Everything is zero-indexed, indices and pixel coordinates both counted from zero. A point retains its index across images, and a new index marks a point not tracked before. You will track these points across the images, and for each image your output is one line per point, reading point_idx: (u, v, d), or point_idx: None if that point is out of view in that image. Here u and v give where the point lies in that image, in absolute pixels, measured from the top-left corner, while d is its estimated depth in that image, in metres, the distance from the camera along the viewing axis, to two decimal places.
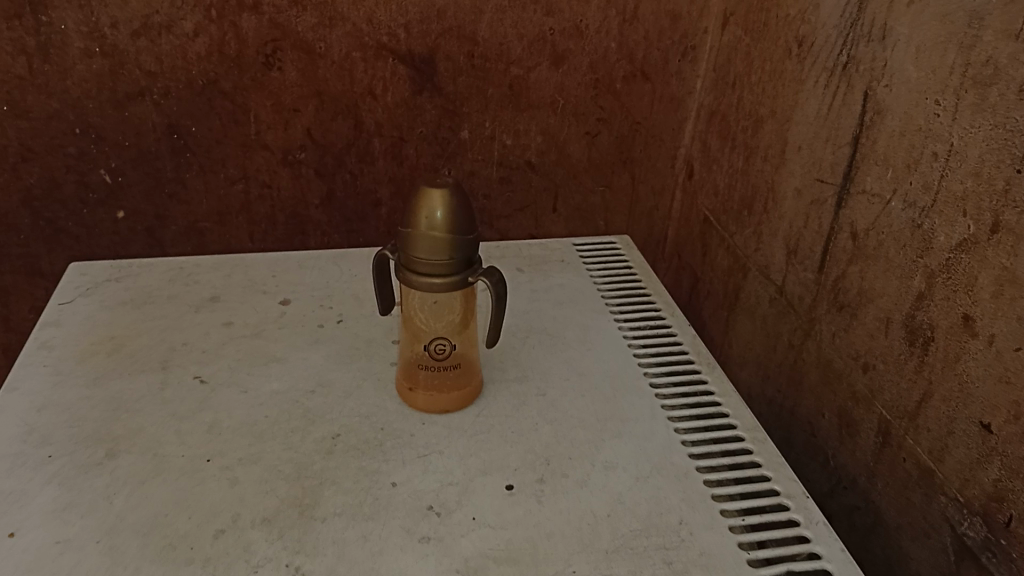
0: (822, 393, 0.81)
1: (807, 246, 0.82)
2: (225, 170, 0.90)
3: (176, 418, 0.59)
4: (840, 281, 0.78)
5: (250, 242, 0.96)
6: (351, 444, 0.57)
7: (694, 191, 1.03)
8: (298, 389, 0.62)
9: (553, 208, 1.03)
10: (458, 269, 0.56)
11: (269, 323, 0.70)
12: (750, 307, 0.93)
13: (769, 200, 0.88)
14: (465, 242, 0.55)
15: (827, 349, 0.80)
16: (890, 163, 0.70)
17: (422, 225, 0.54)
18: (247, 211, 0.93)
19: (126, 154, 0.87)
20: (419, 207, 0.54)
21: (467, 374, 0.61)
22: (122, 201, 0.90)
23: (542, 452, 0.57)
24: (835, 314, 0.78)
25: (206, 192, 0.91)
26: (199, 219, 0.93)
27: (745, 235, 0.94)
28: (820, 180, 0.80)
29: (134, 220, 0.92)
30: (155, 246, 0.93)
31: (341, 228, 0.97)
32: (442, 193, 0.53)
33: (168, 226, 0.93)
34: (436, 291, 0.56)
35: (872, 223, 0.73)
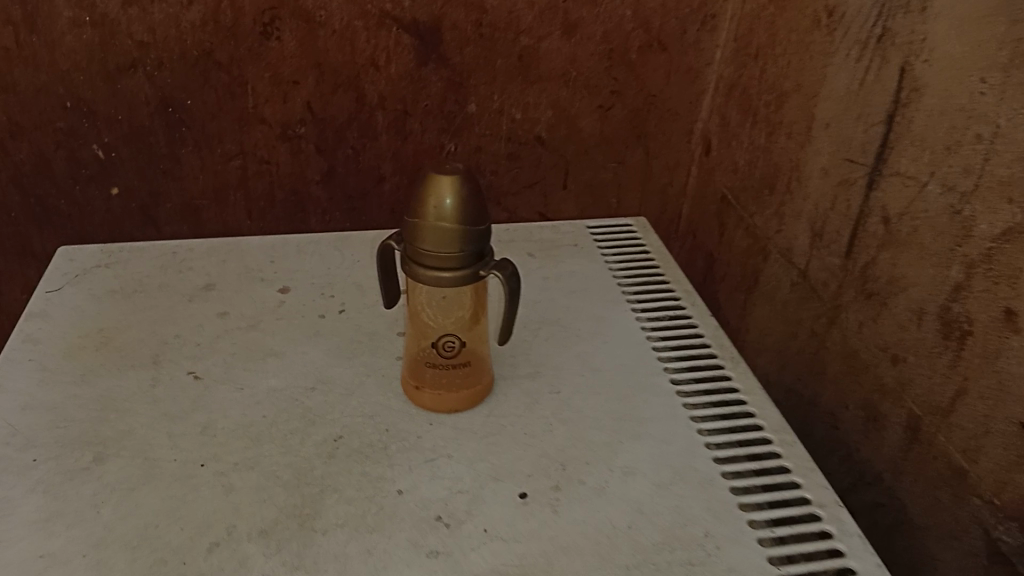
0: (847, 383, 0.77)
1: (833, 230, 0.78)
2: (222, 146, 0.86)
3: (168, 419, 0.56)
4: (869, 268, 0.73)
5: (248, 221, 0.92)
6: (353, 447, 0.54)
7: (712, 168, 0.98)
8: (298, 386, 0.59)
9: (562, 184, 0.98)
10: (468, 263, 0.52)
11: (267, 314, 0.66)
12: (769, 291, 0.89)
13: (793, 179, 0.84)
14: (476, 235, 0.51)
15: (853, 339, 0.76)
16: (927, 144, 0.65)
17: (430, 217, 0.50)
18: (245, 189, 0.89)
19: (117, 130, 0.83)
20: (427, 196, 0.50)
21: (477, 372, 0.57)
22: (115, 178, 0.86)
23: (557, 457, 0.53)
24: (863, 303, 0.74)
25: (202, 167, 0.87)
26: (195, 197, 0.89)
27: (765, 216, 0.89)
28: (850, 160, 0.75)
29: (127, 198, 0.87)
30: (150, 224, 0.89)
31: (342, 207, 0.93)
32: (452, 181, 0.49)
33: (163, 204, 0.89)
34: (444, 286, 0.52)
35: (906, 207, 0.69)
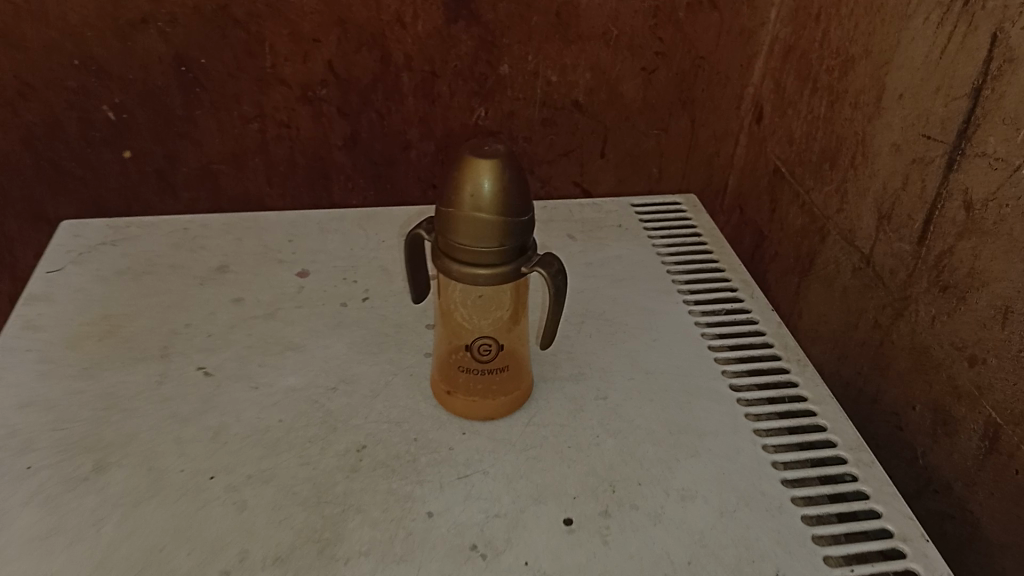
0: (915, 379, 0.65)
1: (904, 212, 0.66)
2: (240, 108, 0.78)
3: (177, 421, 0.51)
4: (944, 258, 0.62)
5: (268, 187, 0.84)
6: (378, 459, 0.48)
7: (764, 137, 0.85)
8: (318, 386, 0.53)
9: (600, 152, 0.88)
10: (509, 259, 0.46)
11: (285, 301, 0.61)
12: (827, 275, 0.77)
13: (859, 153, 0.71)
14: (519, 227, 0.45)
15: (925, 335, 0.64)
16: (1023, 121, 0.53)
17: (466, 206, 0.44)
18: (265, 154, 0.82)
19: (129, 91, 0.76)
20: (463, 182, 0.44)
21: (516, 377, 0.51)
22: (129, 140, 0.79)
23: (606, 476, 0.48)
24: (937, 294, 0.62)
25: (219, 130, 0.79)
26: (212, 161, 0.81)
27: (824, 192, 0.76)
28: (927, 137, 0.62)
29: (142, 161, 0.80)
30: (167, 190, 0.82)
31: (367, 174, 0.85)
32: (492, 164, 0.43)
33: (179, 168, 0.81)
34: (480, 284, 0.46)
35: (993, 192, 0.57)
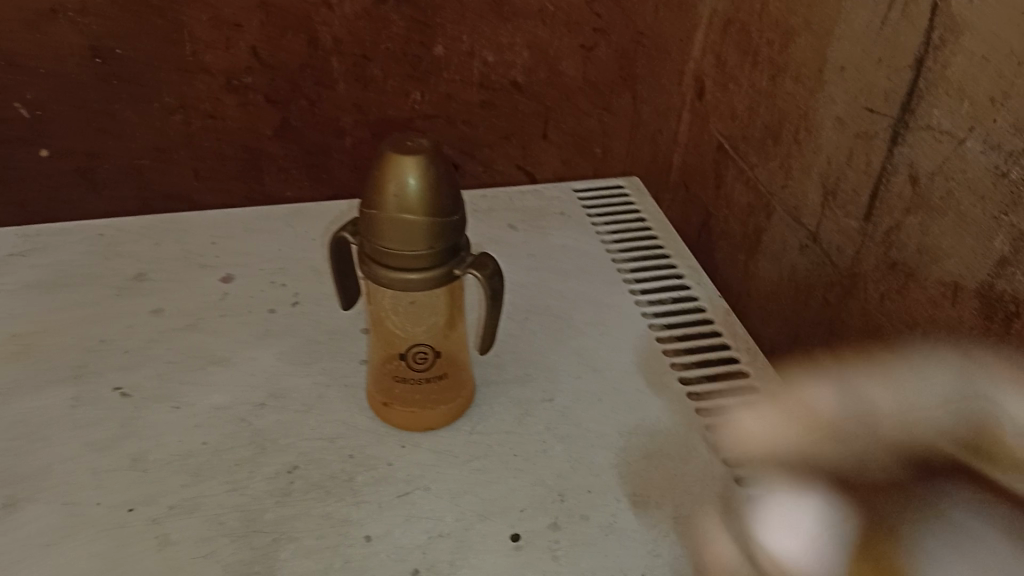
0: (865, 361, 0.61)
1: (849, 188, 0.61)
2: (160, 98, 0.70)
3: (92, 450, 0.47)
4: (894, 234, 0.57)
5: (197, 180, 0.75)
6: (312, 481, 0.45)
7: (706, 114, 0.78)
8: (247, 403, 0.50)
9: (542, 132, 0.82)
10: (441, 260, 0.43)
11: (208, 309, 0.57)
12: (775, 253, 0.71)
13: (803, 128, 0.65)
14: (450, 226, 0.42)
15: (875, 314, 0.59)
16: (967, 93, 0.49)
17: (391, 208, 0.40)
18: (192, 147, 0.73)
19: (41, 84, 0.67)
20: (386, 182, 0.40)
21: (457, 385, 0.49)
22: (44, 138, 0.69)
23: (555, 486, 0.46)
24: (887, 272, 0.58)
25: (140, 123, 0.71)
26: (136, 156, 0.72)
27: (769, 168, 0.71)
28: (872, 111, 0.58)
29: (62, 160, 0.71)
30: (91, 190, 0.73)
31: (300, 163, 0.77)
32: (417, 162, 0.40)
33: (102, 165, 0.72)
34: (412, 290, 0.43)
35: (939, 165, 0.52)
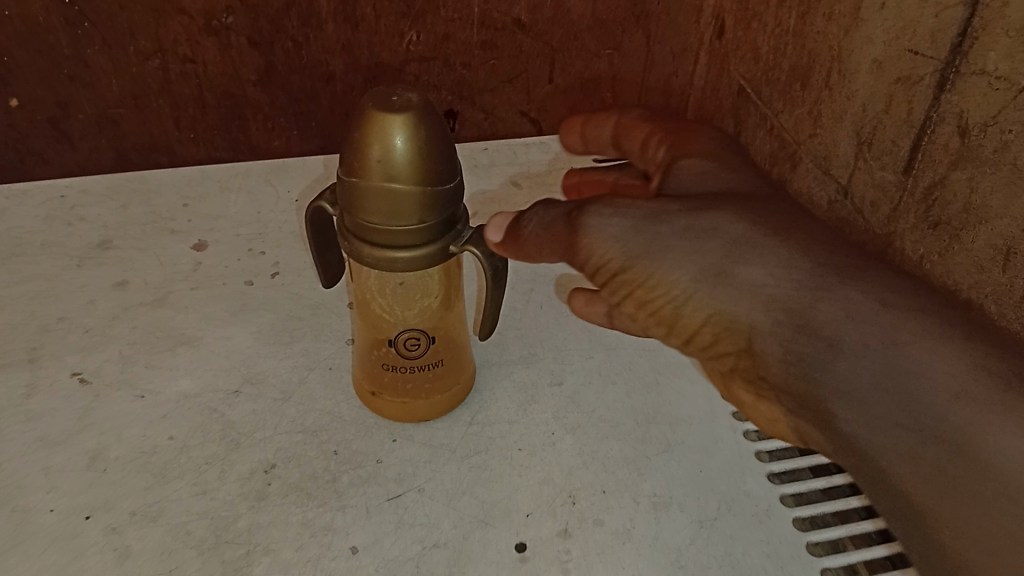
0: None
1: (889, 137, 0.53)
2: (135, 42, 0.59)
3: (46, 446, 0.41)
4: (932, 191, 0.50)
5: (177, 131, 0.64)
6: (291, 482, 0.40)
7: (727, 54, 0.70)
8: (217, 391, 0.45)
9: (548, 77, 0.70)
10: (433, 236, 0.37)
11: (177, 282, 0.51)
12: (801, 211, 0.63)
13: (835, 71, 0.57)
14: (444, 196, 0.36)
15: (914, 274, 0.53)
16: None
17: (376, 177, 0.34)
18: (170, 95, 0.62)
19: (3, 27, 0.56)
20: (368, 145, 0.34)
21: (454, 372, 0.43)
22: (12, 87, 0.59)
23: (563, 484, 0.40)
24: (926, 231, 0.50)
25: (114, 69, 0.60)
26: (109, 105, 0.62)
27: (797, 114, 0.62)
28: (914, 53, 0.49)
29: (30, 111, 0.60)
30: (65, 144, 0.63)
31: (288, 111, 0.65)
32: (405, 121, 0.34)
33: (73, 116, 0.62)
34: (400, 269, 0.37)
35: (993, 116, 0.45)
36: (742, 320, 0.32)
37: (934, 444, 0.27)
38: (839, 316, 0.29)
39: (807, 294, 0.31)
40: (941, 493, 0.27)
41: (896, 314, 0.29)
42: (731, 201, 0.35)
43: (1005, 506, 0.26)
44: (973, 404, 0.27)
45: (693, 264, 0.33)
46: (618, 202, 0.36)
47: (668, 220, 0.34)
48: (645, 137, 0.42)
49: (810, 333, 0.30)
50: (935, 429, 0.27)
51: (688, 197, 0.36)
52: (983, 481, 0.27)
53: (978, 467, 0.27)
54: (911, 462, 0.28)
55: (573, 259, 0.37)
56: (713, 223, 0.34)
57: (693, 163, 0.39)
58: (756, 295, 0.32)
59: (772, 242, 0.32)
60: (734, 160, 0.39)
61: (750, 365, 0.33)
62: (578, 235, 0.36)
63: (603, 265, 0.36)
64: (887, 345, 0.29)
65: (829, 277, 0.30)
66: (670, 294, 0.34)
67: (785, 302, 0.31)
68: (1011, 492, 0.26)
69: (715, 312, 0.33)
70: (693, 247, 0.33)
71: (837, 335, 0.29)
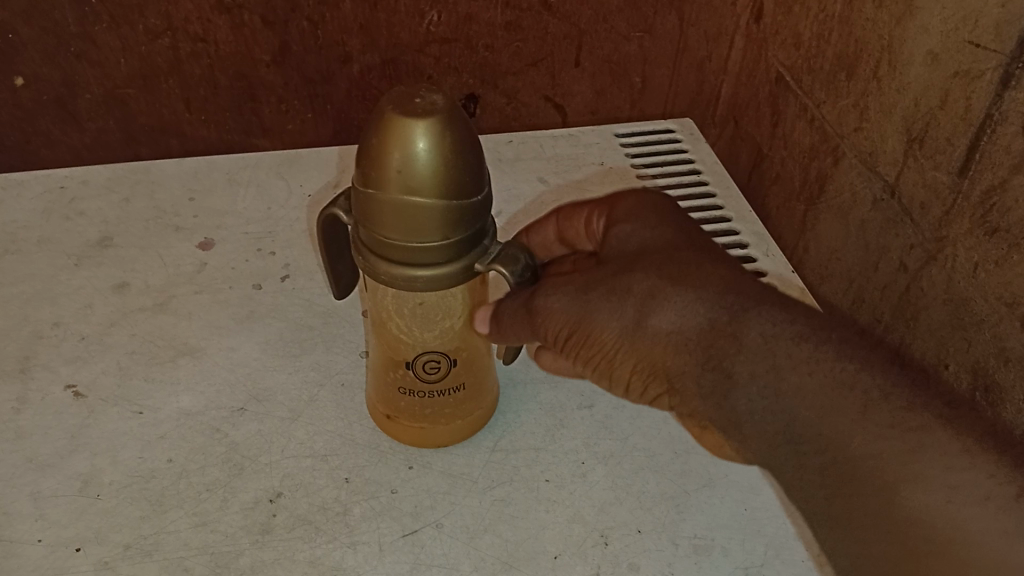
0: (949, 337, 0.46)
1: (941, 135, 0.46)
2: (143, 19, 0.55)
3: (36, 469, 0.38)
4: (994, 196, 0.42)
5: (188, 113, 0.60)
6: (297, 514, 0.37)
7: (763, 39, 0.63)
8: (220, 409, 0.41)
9: (575, 60, 0.66)
10: (457, 253, 0.33)
11: (181, 285, 0.48)
12: (840, 208, 0.55)
13: (884, 62, 0.50)
14: (472, 209, 0.32)
15: (965, 287, 0.45)
16: None
17: (396, 189, 0.31)
18: (180, 76, 0.58)
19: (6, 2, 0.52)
20: (387, 153, 0.30)
21: (475, 394, 0.40)
22: (14, 64, 0.55)
23: (594, 523, 0.37)
24: (983, 240, 0.43)
25: (121, 47, 0.56)
26: (117, 85, 0.58)
27: (840, 105, 0.54)
28: (976, 45, 0.42)
29: (36, 91, 0.57)
30: (71, 127, 0.59)
31: (302, 94, 0.61)
32: (429, 126, 0.30)
33: (79, 98, 0.58)
34: (420, 289, 0.34)
35: None
36: (660, 365, 0.33)
37: (813, 452, 0.30)
38: (734, 352, 0.31)
39: (707, 338, 0.32)
40: (826, 495, 0.30)
41: (773, 347, 0.31)
42: (646, 263, 0.34)
43: (862, 496, 0.29)
44: (835, 413, 0.30)
45: (617, 322, 0.33)
46: (562, 280, 0.35)
47: (594, 287, 0.34)
48: (584, 220, 0.40)
49: (716, 370, 0.31)
50: (811, 439, 0.30)
51: (612, 263, 0.35)
52: (848, 479, 0.30)
53: (845, 464, 0.29)
54: (802, 471, 0.30)
55: (542, 337, 0.36)
56: (627, 284, 0.33)
57: (619, 232, 0.37)
58: (664, 335, 0.32)
59: (673, 291, 0.32)
60: (662, 210, 0.38)
61: (679, 403, 0.33)
62: (536, 317, 0.35)
63: (567, 343, 0.35)
64: (770, 373, 0.30)
65: (720, 321, 0.32)
66: (607, 350, 0.34)
67: (694, 346, 0.32)
68: (868, 482, 0.29)
69: (638, 360, 0.33)
70: (614, 305, 0.33)
71: (734, 369, 0.31)
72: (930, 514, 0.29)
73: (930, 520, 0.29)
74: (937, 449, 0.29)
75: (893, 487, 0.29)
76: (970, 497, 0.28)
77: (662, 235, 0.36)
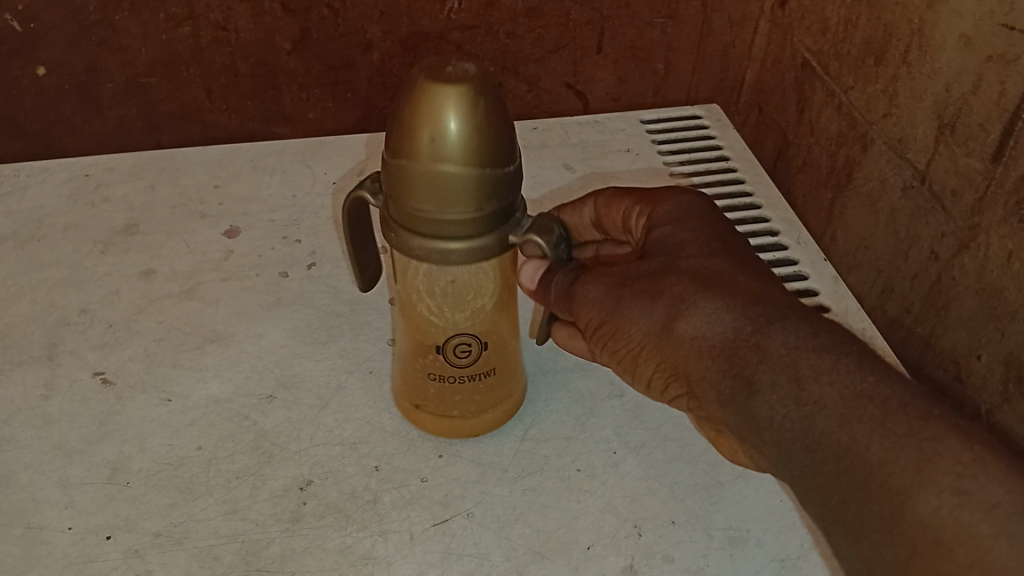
0: (983, 326, 0.45)
1: (975, 121, 0.45)
2: (163, 5, 0.54)
3: (64, 455, 0.38)
4: None
5: (208, 101, 0.60)
6: (327, 502, 0.37)
7: (789, 25, 0.62)
8: (247, 397, 0.41)
9: (597, 47, 0.65)
10: (489, 226, 0.33)
11: (207, 271, 0.48)
12: (866, 196, 0.54)
13: (915, 47, 0.48)
14: (504, 179, 0.32)
15: (999, 276, 0.44)
16: None
17: (427, 157, 0.30)
18: (201, 63, 0.58)
19: None
20: (419, 120, 0.30)
21: (504, 379, 0.40)
22: (36, 50, 0.54)
23: (626, 512, 0.37)
24: (1018, 228, 0.42)
25: (143, 34, 0.55)
26: (138, 71, 0.57)
27: (869, 92, 0.53)
28: (1011, 29, 0.41)
29: (58, 78, 0.56)
30: (93, 114, 0.59)
31: (323, 82, 0.61)
32: (461, 91, 0.30)
33: (101, 85, 0.57)
34: (452, 263, 0.33)
35: None
36: (682, 368, 0.32)
37: (830, 460, 0.27)
38: (756, 360, 0.29)
39: (732, 345, 0.30)
40: (840, 500, 0.27)
41: (796, 358, 0.29)
42: (680, 268, 0.33)
43: (872, 502, 0.26)
44: (852, 423, 0.27)
45: (646, 322, 0.32)
46: (602, 270, 0.35)
47: (628, 285, 0.33)
48: (622, 215, 0.39)
49: (739, 378, 0.30)
50: (828, 446, 0.27)
51: (651, 262, 0.34)
52: (862, 485, 0.26)
53: (858, 470, 0.26)
54: (819, 479, 0.27)
55: (577, 321, 0.36)
56: (662, 286, 0.32)
57: (658, 234, 0.36)
58: (692, 337, 0.31)
59: (700, 297, 0.31)
60: (705, 215, 0.36)
61: (699, 407, 0.32)
62: (573, 303, 0.35)
63: (600, 335, 0.35)
64: (792, 384, 0.28)
65: (743, 332, 0.30)
66: (631, 346, 0.33)
67: (716, 354, 0.30)
68: (880, 486, 0.26)
69: (663, 359, 0.32)
70: (645, 307, 0.32)
71: (755, 377, 0.29)
72: (942, 519, 0.25)
73: (942, 523, 0.25)
74: (949, 455, 0.26)
75: (905, 492, 0.26)
76: (980, 505, 0.25)
77: (700, 237, 0.35)
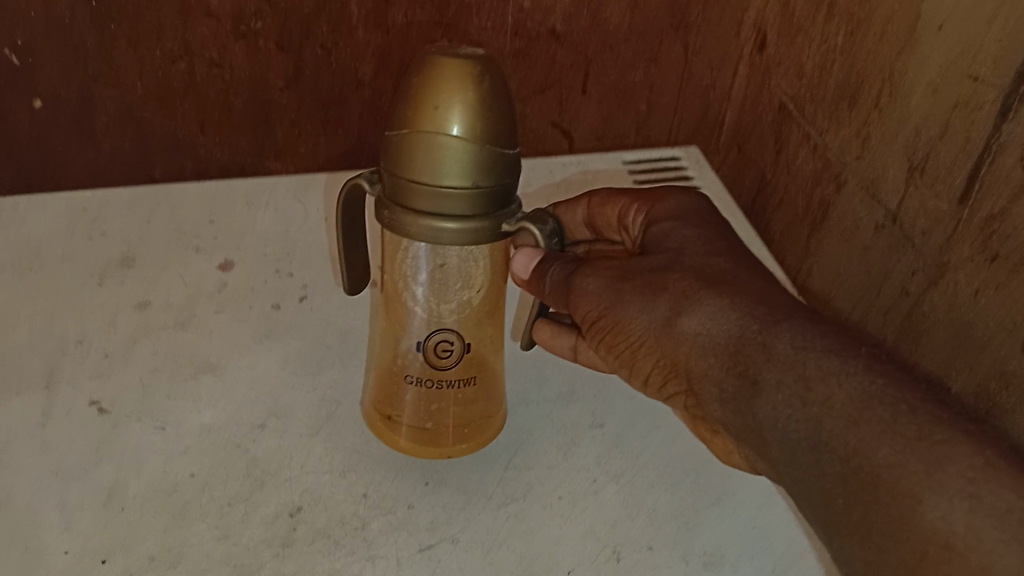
0: (950, 360, 0.47)
1: (942, 164, 0.47)
2: (160, 43, 0.56)
3: (61, 480, 0.39)
4: (993, 223, 0.44)
5: (202, 136, 0.61)
6: (317, 528, 0.38)
7: (766, 70, 0.65)
8: (240, 425, 0.42)
9: (581, 87, 0.67)
10: (485, 207, 0.34)
11: (201, 303, 0.49)
12: (840, 233, 0.57)
13: (885, 93, 0.51)
14: (501, 159, 0.34)
15: (967, 312, 0.45)
16: None
17: (430, 121, 0.32)
18: (196, 97, 0.59)
19: (28, 26, 0.53)
20: (427, 89, 0.32)
21: (487, 386, 0.40)
22: (33, 82, 0.55)
23: (608, 537, 0.38)
24: (983, 266, 0.44)
25: (139, 69, 0.57)
26: (134, 105, 0.58)
27: (841, 134, 0.56)
28: (976, 79, 0.44)
29: (54, 110, 0.57)
30: (88, 146, 0.59)
31: (315, 120, 0.63)
32: (467, 67, 0.33)
33: (96, 117, 0.58)
34: (446, 240, 0.34)
35: None
36: (683, 364, 0.33)
37: (836, 460, 0.27)
38: (763, 359, 0.30)
39: (735, 343, 0.31)
40: (845, 503, 0.27)
41: (801, 358, 0.29)
42: (683, 264, 0.34)
43: (877, 504, 0.26)
44: (861, 423, 0.27)
45: (647, 317, 0.33)
46: (604, 264, 0.36)
47: (629, 279, 0.35)
48: (619, 213, 0.41)
49: (742, 375, 0.30)
50: (836, 446, 0.27)
51: (654, 257, 0.35)
52: (868, 487, 0.26)
53: (865, 472, 0.27)
54: (822, 477, 0.28)
55: (572, 313, 0.37)
56: (665, 281, 0.34)
57: (656, 230, 0.38)
58: (693, 336, 0.32)
59: (706, 296, 0.32)
60: (703, 214, 0.38)
61: (698, 401, 0.33)
62: (572, 296, 0.36)
63: (597, 330, 0.36)
64: (799, 383, 0.29)
65: (749, 331, 0.31)
66: (631, 341, 0.34)
67: (720, 352, 0.31)
68: (886, 489, 0.26)
69: (665, 356, 0.33)
70: (647, 300, 0.34)
71: (760, 375, 0.30)
72: (953, 526, 0.24)
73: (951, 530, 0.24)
74: (961, 460, 0.25)
75: (914, 496, 0.25)
76: (991, 511, 0.24)
77: (699, 233, 0.36)
